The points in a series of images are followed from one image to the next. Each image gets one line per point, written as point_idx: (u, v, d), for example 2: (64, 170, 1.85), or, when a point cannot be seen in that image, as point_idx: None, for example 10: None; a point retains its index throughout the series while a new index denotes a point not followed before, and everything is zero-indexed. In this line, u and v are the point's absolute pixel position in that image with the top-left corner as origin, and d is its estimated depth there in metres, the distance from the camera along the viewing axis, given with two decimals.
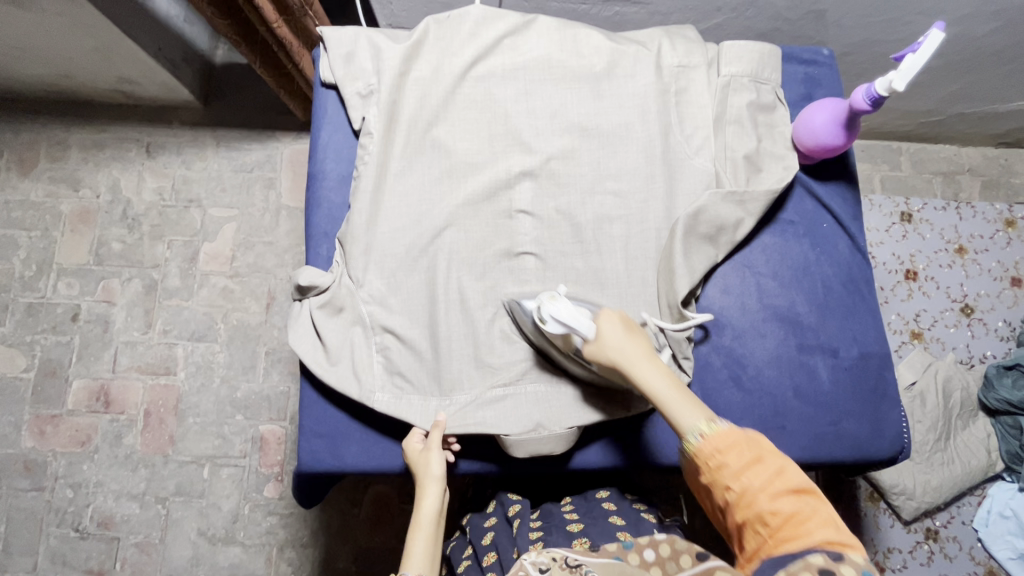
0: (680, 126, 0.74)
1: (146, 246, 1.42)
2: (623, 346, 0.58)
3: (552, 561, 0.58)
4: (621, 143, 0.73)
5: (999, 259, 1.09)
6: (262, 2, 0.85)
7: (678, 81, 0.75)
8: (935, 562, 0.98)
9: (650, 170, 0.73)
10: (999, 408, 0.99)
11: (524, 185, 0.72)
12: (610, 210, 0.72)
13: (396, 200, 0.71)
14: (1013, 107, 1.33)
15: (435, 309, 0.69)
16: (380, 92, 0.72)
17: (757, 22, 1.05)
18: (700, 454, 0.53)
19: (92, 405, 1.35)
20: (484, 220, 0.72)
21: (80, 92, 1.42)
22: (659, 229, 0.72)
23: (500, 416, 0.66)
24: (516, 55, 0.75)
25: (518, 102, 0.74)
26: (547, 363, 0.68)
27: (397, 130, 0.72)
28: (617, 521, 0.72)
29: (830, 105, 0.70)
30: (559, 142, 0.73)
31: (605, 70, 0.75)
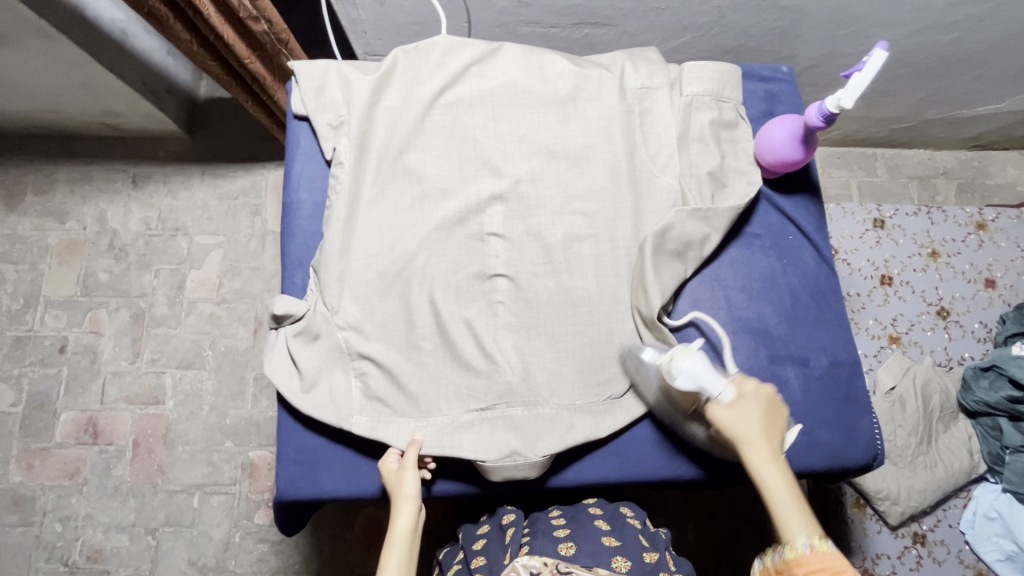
0: (645, 146, 0.76)
1: (133, 276, 1.42)
2: (754, 428, 0.60)
3: (542, 566, 0.63)
4: (587, 163, 0.75)
5: (972, 262, 1.11)
6: (232, 41, 0.89)
7: (641, 102, 0.77)
8: (924, 566, 0.98)
9: (619, 190, 0.74)
10: (978, 410, 1.00)
11: (494, 209, 0.74)
12: (581, 230, 0.74)
13: (369, 227, 0.73)
14: (981, 111, 1.36)
15: (410, 333, 0.70)
16: (351, 123, 0.74)
17: (723, 39, 1.08)
18: (802, 563, 0.55)
19: (80, 437, 1.35)
20: (456, 244, 0.73)
21: (66, 126, 1.44)
22: (629, 247, 0.73)
23: (476, 439, 0.67)
24: (482, 82, 0.77)
25: (486, 128, 0.76)
26: (523, 383, 0.69)
27: (368, 159, 0.74)
28: (602, 525, 0.71)
29: (788, 122, 0.72)
30: (527, 165, 0.75)
31: (570, 94, 0.77)
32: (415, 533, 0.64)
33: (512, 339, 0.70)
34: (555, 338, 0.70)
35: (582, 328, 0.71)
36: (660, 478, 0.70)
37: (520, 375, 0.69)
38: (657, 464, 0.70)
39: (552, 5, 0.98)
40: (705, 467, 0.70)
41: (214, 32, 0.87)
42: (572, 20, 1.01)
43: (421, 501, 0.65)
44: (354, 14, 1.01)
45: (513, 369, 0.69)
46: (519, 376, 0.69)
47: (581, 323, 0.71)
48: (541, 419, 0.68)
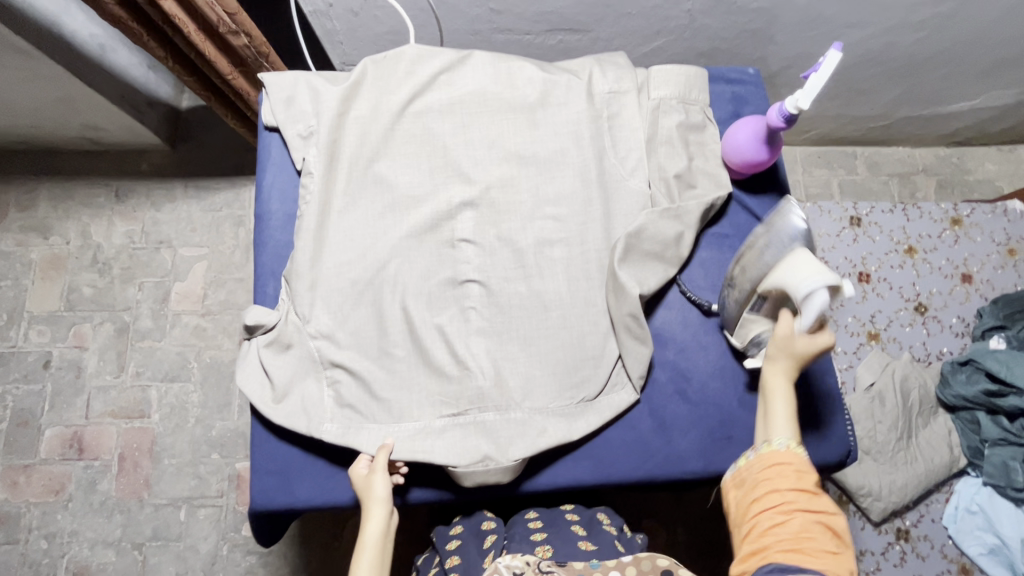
0: (614, 149, 0.77)
1: (117, 290, 1.42)
2: (801, 355, 0.62)
3: (525, 565, 0.63)
4: (557, 168, 0.76)
5: (948, 257, 1.12)
6: (213, 56, 0.89)
7: (609, 107, 0.78)
8: (908, 562, 0.98)
9: (589, 194, 0.75)
10: (956, 404, 1.01)
11: (465, 215, 0.74)
12: (554, 234, 0.74)
13: (340, 235, 0.73)
14: (956, 108, 1.37)
15: (382, 340, 0.70)
16: (320, 133, 0.74)
17: (696, 43, 1.09)
18: (774, 455, 0.59)
19: (65, 452, 1.34)
20: (427, 251, 0.73)
21: (48, 141, 1.44)
22: (600, 249, 0.73)
23: (448, 444, 0.67)
24: (451, 89, 0.77)
25: (456, 135, 0.76)
26: (495, 388, 0.69)
27: (339, 168, 0.74)
28: (578, 530, 0.72)
29: (751, 123, 0.73)
30: (497, 171, 0.75)
31: (540, 100, 0.77)
32: (388, 539, 0.64)
33: (483, 344, 0.71)
34: (527, 342, 0.71)
35: (554, 332, 0.71)
36: (635, 479, 0.70)
37: (492, 380, 0.69)
38: (633, 466, 0.70)
39: (524, 12, 0.99)
40: (680, 467, 0.70)
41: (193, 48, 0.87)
42: (545, 27, 1.02)
43: (393, 507, 0.66)
44: (328, 25, 1.02)
45: (484, 374, 0.69)
46: (491, 381, 0.69)
47: (554, 327, 0.71)
48: (513, 422, 0.68)
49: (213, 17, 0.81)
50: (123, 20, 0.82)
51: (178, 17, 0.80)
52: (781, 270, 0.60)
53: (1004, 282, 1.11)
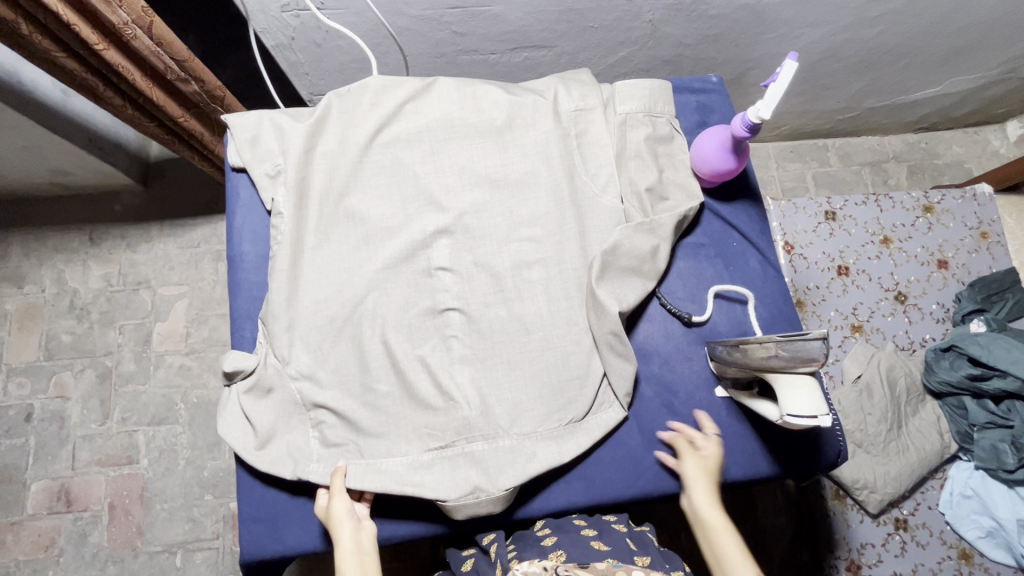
0: (584, 166, 0.77)
1: (97, 334, 1.42)
2: (709, 479, 0.67)
3: (543, 570, 0.61)
4: (530, 190, 0.75)
5: (924, 244, 1.13)
6: (164, 103, 0.89)
7: (577, 124, 0.78)
8: (908, 552, 0.99)
9: (561, 214, 0.74)
10: (943, 390, 1.01)
11: (440, 243, 0.74)
12: (530, 256, 0.73)
13: (315, 273, 0.72)
14: (919, 96, 1.40)
15: (365, 376, 0.70)
16: (289, 170, 0.74)
17: (660, 51, 1.10)
18: None
19: (53, 506, 1.33)
20: (404, 281, 0.73)
21: (15, 190, 1.43)
22: (577, 268, 0.73)
23: (438, 479, 0.66)
24: (421, 114, 0.77)
25: (426, 162, 0.76)
26: (481, 417, 0.68)
27: (310, 205, 0.74)
28: (589, 531, 0.67)
29: (718, 132, 0.73)
30: (470, 196, 0.75)
31: (507, 121, 0.77)
32: (367, 552, 0.64)
33: (465, 371, 0.70)
34: (511, 366, 0.70)
35: (537, 354, 0.71)
36: (630, 497, 0.70)
37: (478, 408, 0.69)
38: (625, 484, 0.70)
39: (488, 33, 1.00)
40: (672, 481, 0.70)
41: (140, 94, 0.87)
42: (509, 46, 1.03)
43: (361, 520, 0.66)
44: (293, 57, 1.02)
45: (469, 404, 0.69)
46: (476, 410, 0.68)
47: (534, 348, 0.71)
48: (500, 450, 0.67)
49: (159, 64, 0.82)
50: (77, 73, 0.81)
51: (121, 65, 0.80)
52: (781, 385, 0.58)
53: (980, 265, 1.12)
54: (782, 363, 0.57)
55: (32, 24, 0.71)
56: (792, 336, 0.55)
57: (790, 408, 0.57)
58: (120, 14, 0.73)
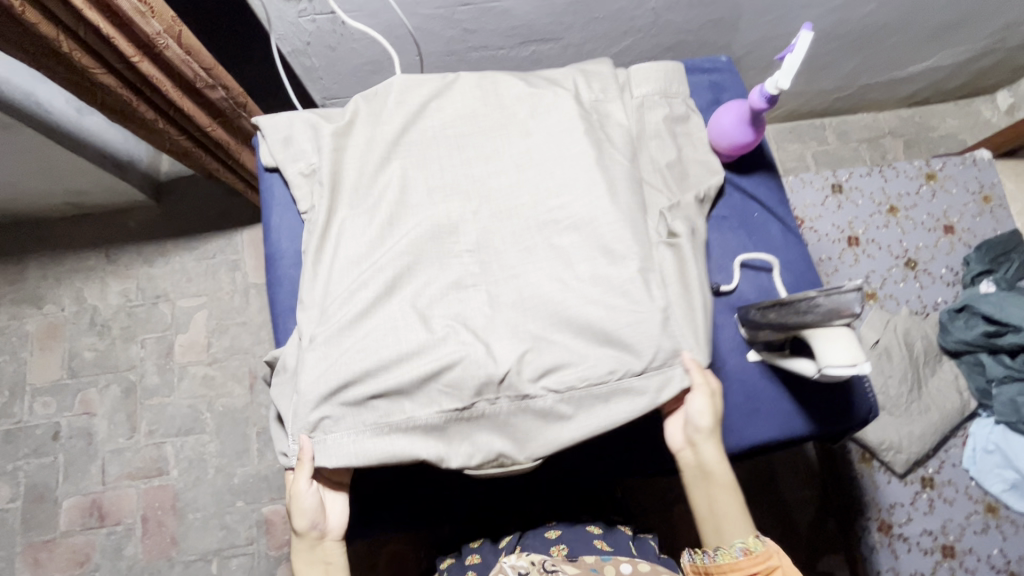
0: (609, 139, 0.77)
1: (120, 349, 1.43)
2: (717, 435, 0.69)
3: (530, 564, 0.69)
4: (557, 163, 0.75)
5: (929, 211, 1.16)
6: (194, 113, 0.97)
7: (597, 111, 0.79)
8: (937, 508, 1.01)
9: (589, 183, 0.73)
10: (960, 349, 1.04)
11: (466, 226, 0.75)
12: (563, 225, 0.73)
13: (344, 257, 0.73)
14: (912, 70, 1.44)
15: (368, 341, 0.67)
16: (320, 164, 0.76)
17: (662, 38, 1.13)
18: (739, 566, 0.65)
19: (85, 521, 1.34)
20: (432, 262, 0.73)
21: (31, 212, 1.46)
22: (608, 224, 0.71)
23: (455, 444, 0.67)
24: (449, 103, 0.80)
25: (447, 152, 0.78)
26: (513, 375, 0.66)
27: (340, 195, 0.76)
28: (594, 530, 0.77)
29: (735, 107, 0.76)
30: (494, 182, 0.76)
31: (533, 114, 0.79)
32: (333, 563, 0.70)
33: (491, 333, 0.68)
34: (545, 328, 0.69)
35: (570, 312, 0.68)
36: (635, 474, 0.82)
37: (514, 367, 0.66)
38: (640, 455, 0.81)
39: (497, 28, 1.02)
40: None
41: (171, 104, 0.94)
42: (517, 40, 1.07)
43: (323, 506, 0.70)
44: (307, 62, 1.04)
45: (499, 361, 0.66)
46: (507, 368, 0.66)
47: (575, 308, 0.68)
48: (530, 416, 0.67)
49: (189, 72, 0.89)
50: (115, 88, 0.87)
51: (154, 76, 0.87)
52: (817, 341, 0.60)
53: (984, 229, 1.16)
54: (818, 320, 0.59)
55: (73, 41, 0.77)
56: (829, 291, 0.57)
57: (827, 360, 0.60)
58: (153, 25, 0.80)
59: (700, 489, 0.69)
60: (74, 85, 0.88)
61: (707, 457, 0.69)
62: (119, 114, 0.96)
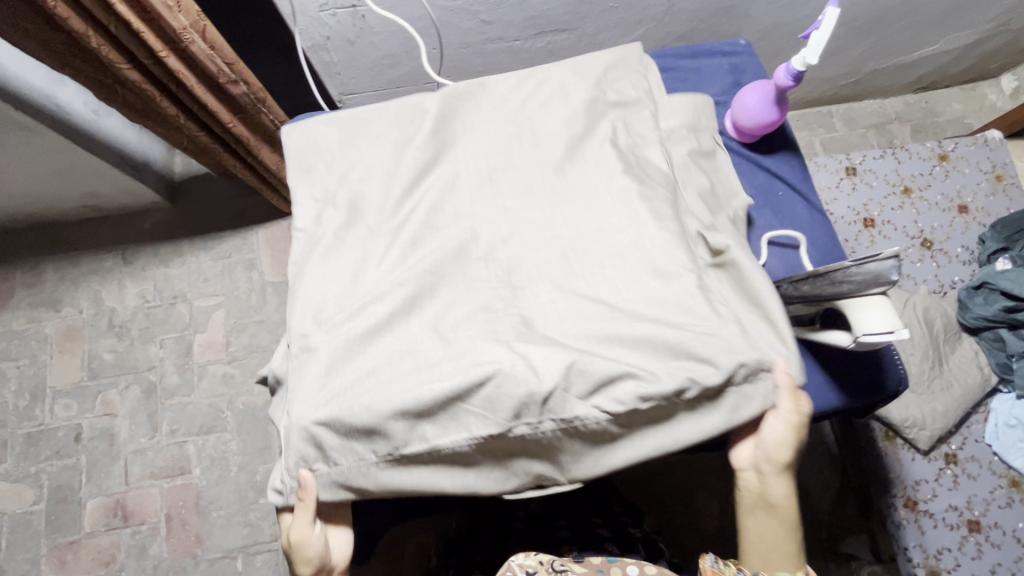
0: (641, 167, 0.68)
1: (139, 350, 1.44)
2: (790, 467, 0.63)
3: (538, 565, 0.62)
4: (596, 187, 0.65)
5: (943, 191, 1.17)
6: (216, 109, 0.99)
7: (633, 148, 0.69)
8: (961, 484, 1.02)
9: (628, 210, 0.63)
10: (979, 326, 1.06)
11: (492, 235, 0.65)
12: (605, 254, 0.62)
13: (356, 274, 0.65)
14: (919, 55, 1.45)
15: (376, 365, 0.59)
16: (339, 190, 0.70)
17: (675, 27, 1.14)
18: None
19: (109, 522, 1.34)
20: (453, 278, 0.63)
21: (48, 215, 1.47)
22: (657, 245, 0.61)
23: (486, 471, 0.60)
24: (484, 116, 0.72)
25: (473, 171, 0.68)
26: (558, 394, 0.55)
27: (362, 219, 0.68)
28: (606, 535, 0.79)
29: (760, 87, 0.77)
30: (524, 189, 0.67)
31: (562, 141, 0.69)
32: None
33: (531, 343, 0.57)
34: (589, 343, 0.58)
35: (619, 327, 0.58)
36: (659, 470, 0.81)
37: (561, 384, 0.55)
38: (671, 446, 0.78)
39: (513, 19, 1.04)
40: None
41: (195, 100, 0.96)
42: (532, 32, 1.08)
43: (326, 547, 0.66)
44: (326, 57, 1.05)
45: (539, 378, 0.55)
46: (547, 385, 0.55)
47: (627, 327, 0.57)
48: (575, 440, 0.58)
49: (212, 67, 0.90)
50: (139, 83, 0.90)
51: (180, 71, 0.88)
52: (852, 311, 0.61)
53: (998, 208, 1.16)
54: (854, 289, 0.60)
55: (102, 36, 0.80)
56: (861, 261, 0.58)
57: (864, 329, 0.60)
58: (180, 20, 0.81)
59: (763, 522, 0.64)
60: (104, 78, 0.92)
61: (774, 490, 0.63)
62: (147, 107, 1.00)
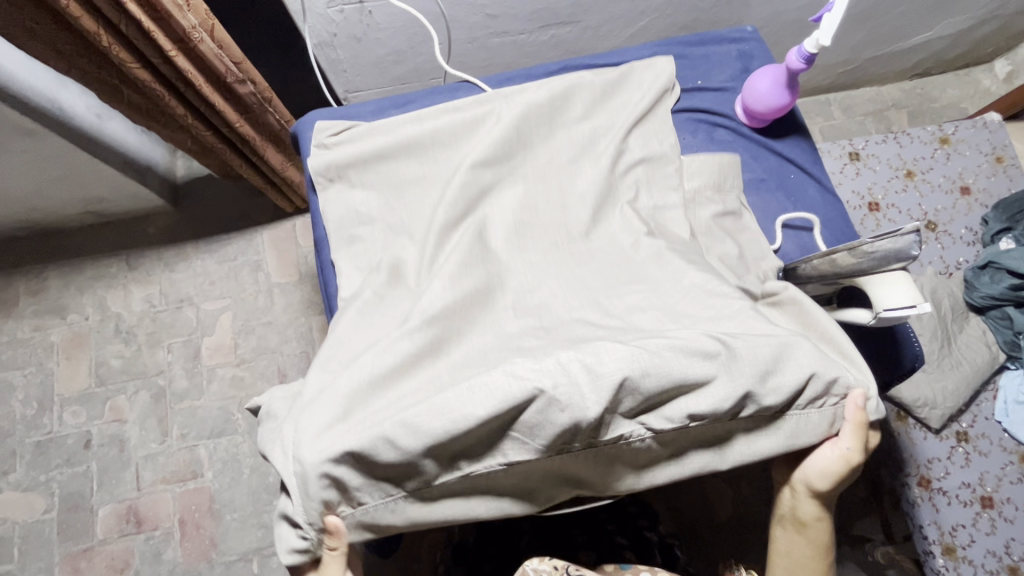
0: (663, 227, 0.70)
1: (147, 355, 1.43)
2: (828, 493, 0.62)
3: (553, 570, 0.59)
4: (625, 254, 0.66)
5: (945, 174, 1.19)
6: (223, 109, 0.98)
7: (654, 217, 0.71)
8: (974, 462, 1.03)
9: (659, 263, 0.63)
10: (986, 304, 1.08)
11: (523, 287, 0.63)
12: (641, 299, 0.60)
13: (381, 319, 0.62)
14: (915, 41, 1.47)
15: (399, 399, 0.53)
16: (382, 258, 0.70)
17: (677, 18, 1.15)
18: None
19: (122, 528, 1.33)
20: (483, 324, 0.60)
21: (51, 221, 1.46)
22: (696, 286, 0.60)
23: (521, 496, 0.56)
24: (512, 169, 0.72)
25: (502, 229, 0.68)
26: (607, 410, 0.50)
27: (394, 269, 0.67)
28: (624, 543, 0.74)
29: (771, 71, 0.78)
30: (552, 248, 0.67)
31: (589, 199, 0.70)
32: None
33: (575, 350, 0.51)
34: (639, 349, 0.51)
35: (669, 338, 0.51)
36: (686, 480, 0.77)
37: (610, 405, 0.49)
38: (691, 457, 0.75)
39: (519, 12, 1.04)
40: None
41: (202, 99, 0.96)
42: (537, 25, 1.08)
43: None
44: (333, 55, 1.05)
45: (588, 393, 0.49)
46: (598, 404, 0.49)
47: (679, 338, 0.52)
48: (619, 455, 0.55)
49: (220, 67, 0.90)
50: (148, 83, 0.90)
51: (189, 71, 0.88)
52: (871, 286, 0.62)
53: (1000, 188, 1.18)
54: (873, 265, 0.61)
55: (112, 34, 0.80)
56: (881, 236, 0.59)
57: (884, 304, 0.61)
58: (189, 19, 0.81)
59: (798, 545, 0.64)
60: (111, 77, 0.92)
61: (805, 509, 0.64)
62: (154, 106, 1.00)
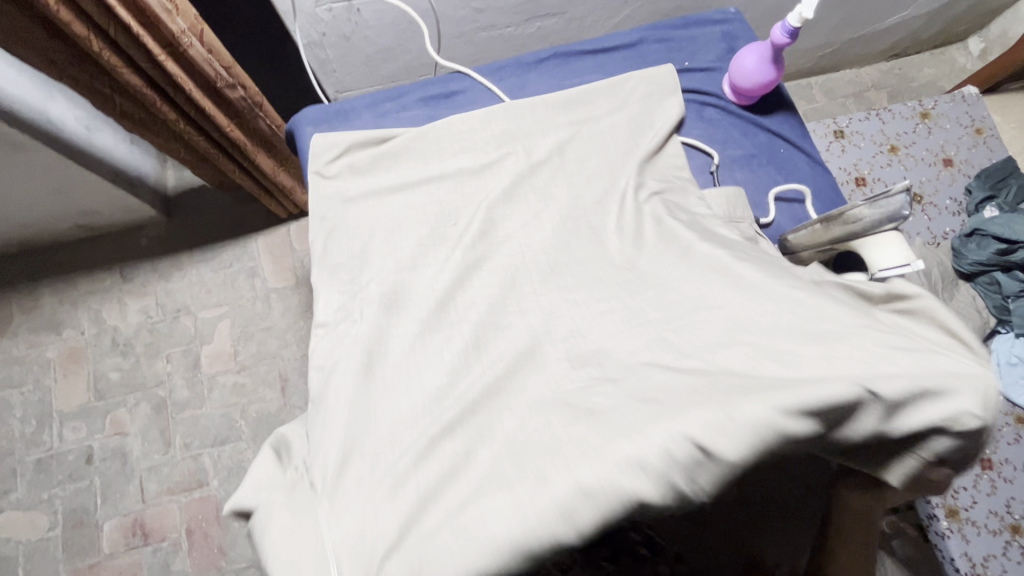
0: (707, 238, 0.62)
1: (146, 366, 1.42)
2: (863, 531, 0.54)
3: None
4: (676, 281, 0.56)
5: (928, 147, 1.22)
6: (214, 113, 0.98)
7: (696, 226, 0.64)
8: None
9: (730, 284, 0.52)
10: (973, 271, 1.11)
11: (570, 338, 0.54)
12: (722, 331, 0.47)
13: (412, 394, 0.56)
14: (891, 22, 1.50)
15: (457, 499, 0.43)
16: (388, 279, 0.66)
17: (660, 6, 1.17)
18: None
19: (129, 542, 1.31)
20: (536, 387, 0.51)
21: (42, 237, 1.45)
22: (790, 306, 0.46)
23: None
24: (536, 213, 0.69)
25: (538, 274, 0.62)
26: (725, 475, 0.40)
27: (424, 321, 0.62)
28: None
29: (757, 48, 0.80)
30: (598, 290, 0.58)
31: (627, 235, 0.64)
32: None
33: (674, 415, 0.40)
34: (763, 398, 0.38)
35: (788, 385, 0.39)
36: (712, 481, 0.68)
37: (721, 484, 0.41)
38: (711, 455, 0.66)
39: (504, 6, 1.05)
40: None
41: (192, 104, 0.95)
42: (523, 17, 1.09)
43: None
44: (322, 54, 1.06)
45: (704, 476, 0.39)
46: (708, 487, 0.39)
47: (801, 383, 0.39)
48: None
49: (210, 72, 0.90)
50: (139, 88, 0.90)
51: (179, 76, 0.89)
52: (865, 248, 0.64)
53: (980, 158, 1.21)
54: (868, 227, 0.63)
55: (102, 40, 0.80)
56: (877, 197, 0.61)
57: (880, 264, 0.63)
58: (178, 23, 0.81)
59: None
60: (102, 82, 0.92)
61: None
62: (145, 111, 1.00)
